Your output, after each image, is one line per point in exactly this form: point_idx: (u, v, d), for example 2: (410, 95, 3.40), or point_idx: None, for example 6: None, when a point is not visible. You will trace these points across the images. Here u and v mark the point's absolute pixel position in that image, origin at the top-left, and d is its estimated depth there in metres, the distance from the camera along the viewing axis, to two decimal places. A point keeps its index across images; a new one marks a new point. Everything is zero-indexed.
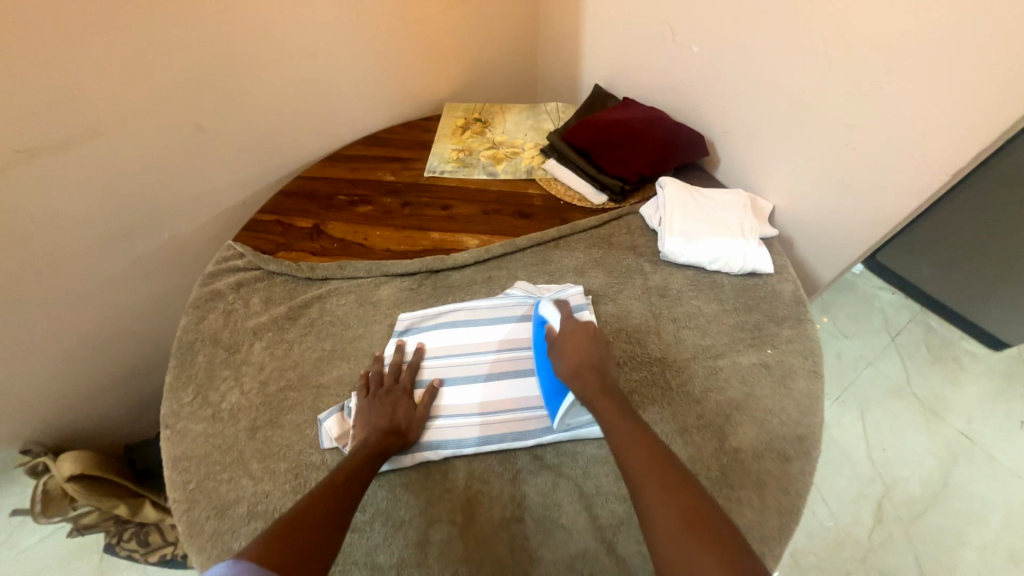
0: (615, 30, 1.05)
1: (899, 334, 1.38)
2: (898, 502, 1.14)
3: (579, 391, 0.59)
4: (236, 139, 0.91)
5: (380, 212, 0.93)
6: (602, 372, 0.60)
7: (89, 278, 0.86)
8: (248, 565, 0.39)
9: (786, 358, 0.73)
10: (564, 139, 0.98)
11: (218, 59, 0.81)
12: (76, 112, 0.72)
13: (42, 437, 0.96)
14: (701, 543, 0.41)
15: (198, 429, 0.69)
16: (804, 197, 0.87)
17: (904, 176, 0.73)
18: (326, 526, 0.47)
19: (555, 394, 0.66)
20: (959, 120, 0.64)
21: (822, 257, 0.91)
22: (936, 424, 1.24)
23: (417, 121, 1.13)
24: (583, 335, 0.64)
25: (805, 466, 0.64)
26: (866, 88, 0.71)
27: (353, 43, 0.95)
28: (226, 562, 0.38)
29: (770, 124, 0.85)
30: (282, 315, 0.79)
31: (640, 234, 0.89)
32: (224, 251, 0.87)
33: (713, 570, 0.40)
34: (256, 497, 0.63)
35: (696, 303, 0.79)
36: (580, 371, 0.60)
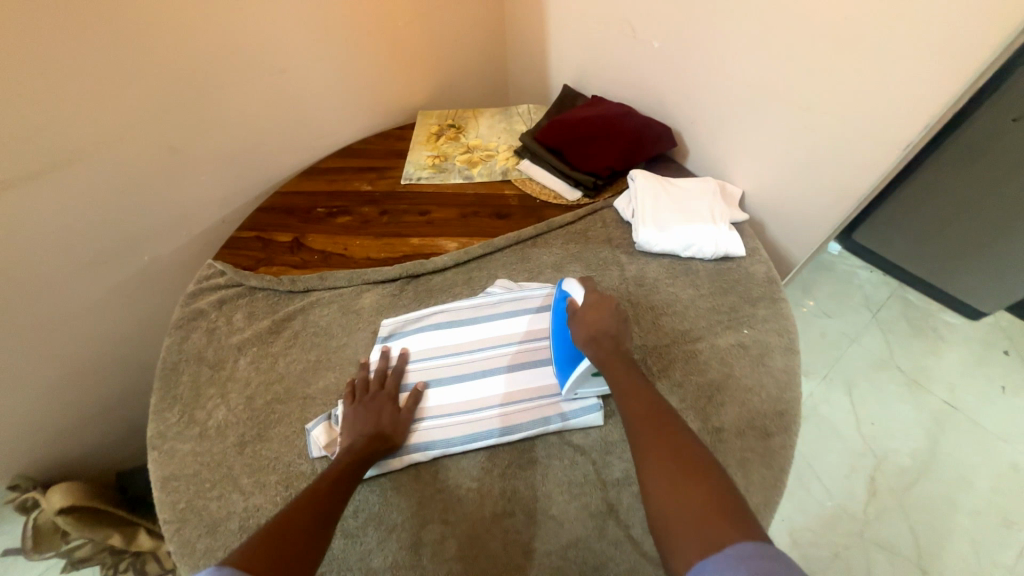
0: (580, 31, 1.07)
1: (879, 310, 1.41)
2: (890, 474, 1.16)
3: (597, 359, 0.60)
4: (210, 159, 0.91)
5: (358, 221, 0.94)
6: (619, 343, 0.61)
7: (68, 306, 0.85)
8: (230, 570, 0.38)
9: (763, 337, 0.75)
10: (536, 139, 1.00)
11: (188, 81, 0.82)
12: (46, 141, 0.72)
13: (29, 472, 0.95)
14: (687, 490, 0.43)
15: (186, 448, 0.68)
16: (771, 181, 0.89)
17: (863, 154, 0.75)
18: (310, 532, 0.47)
19: (566, 364, 0.68)
20: (908, 98, 0.67)
21: (793, 238, 0.94)
22: (920, 395, 1.27)
23: (391, 130, 1.15)
24: (605, 307, 0.64)
25: (787, 440, 0.66)
26: (820, 72, 0.73)
27: (322, 58, 0.96)
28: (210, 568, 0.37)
29: (734, 112, 0.88)
30: (265, 329, 0.79)
31: (615, 226, 0.91)
32: (205, 270, 0.87)
33: (695, 510, 0.41)
34: (248, 511, 0.63)
35: (673, 290, 0.81)
36: (596, 339, 0.61)
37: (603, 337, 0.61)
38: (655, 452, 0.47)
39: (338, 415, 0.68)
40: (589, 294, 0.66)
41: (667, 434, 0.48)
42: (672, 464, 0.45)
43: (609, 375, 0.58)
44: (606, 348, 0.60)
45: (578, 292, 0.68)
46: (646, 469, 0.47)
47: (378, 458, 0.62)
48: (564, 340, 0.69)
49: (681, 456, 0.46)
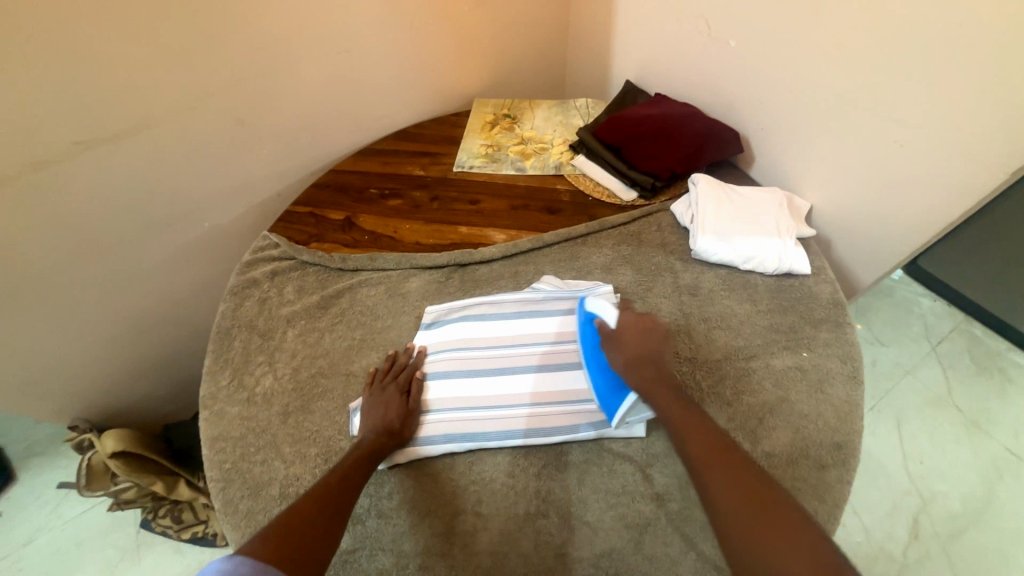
0: (649, 25, 1.03)
1: (940, 343, 1.31)
2: (936, 518, 1.09)
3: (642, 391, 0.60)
4: (271, 134, 0.94)
5: (409, 205, 0.95)
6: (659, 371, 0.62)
7: (134, 265, 0.90)
8: (244, 561, 0.43)
9: (823, 362, 0.71)
10: (594, 135, 0.97)
11: (258, 55, 0.84)
12: (128, 106, 0.76)
13: (87, 415, 1.01)
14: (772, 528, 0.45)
15: (234, 411, 0.71)
16: (843, 198, 0.84)
17: (956, 175, 0.69)
18: (321, 533, 0.49)
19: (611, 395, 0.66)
20: (1018, 116, 0.61)
21: (862, 259, 0.87)
22: (978, 438, 1.18)
23: (446, 116, 1.14)
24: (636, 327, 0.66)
25: (843, 475, 0.62)
26: (916, 82, 0.68)
27: (386, 38, 0.96)
28: (223, 558, 0.42)
29: (809, 122, 0.82)
30: (314, 303, 0.81)
31: (670, 231, 0.88)
32: (261, 241, 0.90)
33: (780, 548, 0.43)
34: (288, 479, 0.65)
35: (728, 303, 0.77)
36: (637, 367, 0.62)
37: (646, 363, 0.62)
38: (724, 480, 0.49)
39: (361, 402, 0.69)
40: (624, 315, 0.67)
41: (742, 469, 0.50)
42: (745, 502, 0.47)
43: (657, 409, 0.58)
44: (649, 375, 0.61)
45: (608, 312, 0.68)
46: (717, 505, 0.48)
47: (386, 454, 0.62)
48: (603, 368, 0.68)
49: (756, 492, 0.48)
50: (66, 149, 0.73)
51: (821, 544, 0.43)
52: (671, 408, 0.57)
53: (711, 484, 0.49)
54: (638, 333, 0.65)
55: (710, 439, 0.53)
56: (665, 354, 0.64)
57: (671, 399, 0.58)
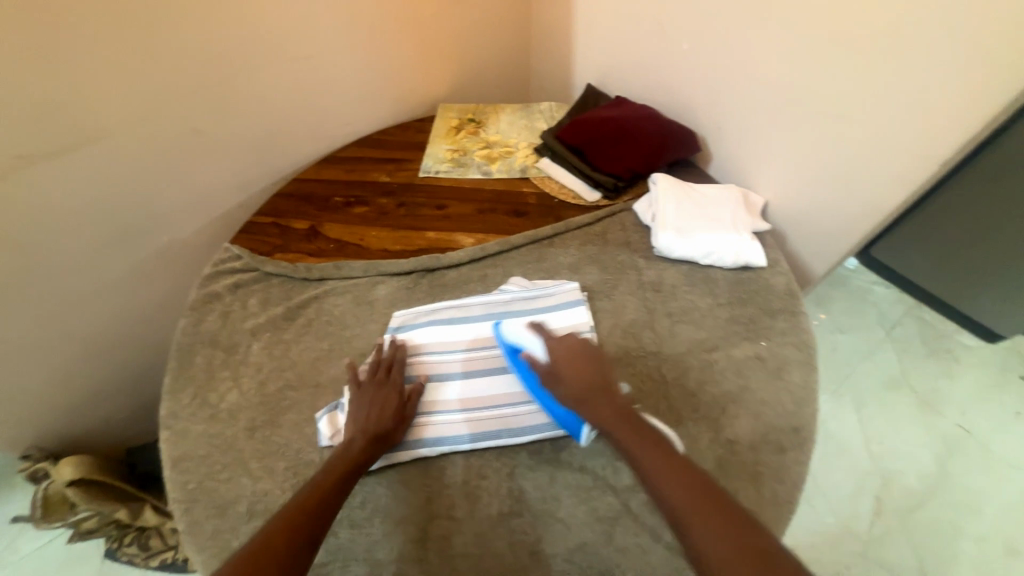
0: (607, 30, 1.06)
1: (894, 328, 1.39)
2: (896, 494, 1.14)
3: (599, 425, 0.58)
4: (231, 144, 0.91)
5: (375, 212, 0.94)
6: (613, 400, 0.59)
7: (88, 283, 0.86)
8: None
9: (780, 350, 0.74)
10: (557, 138, 0.99)
11: (215, 64, 0.82)
12: (76, 116, 0.73)
13: (42, 443, 0.96)
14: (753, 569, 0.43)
15: (197, 429, 0.69)
16: (794, 193, 0.88)
17: (895, 168, 0.73)
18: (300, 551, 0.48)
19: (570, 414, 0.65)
20: (947, 111, 0.65)
21: (814, 250, 0.92)
22: (931, 416, 1.25)
23: (411, 122, 1.14)
24: (582, 355, 0.63)
25: (801, 457, 0.65)
26: (854, 82, 0.72)
27: (347, 45, 0.96)
28: None
29: (760, 120, 0.86)
30: (280, 315, 0.80)
31: (634, 230, 0.90)
32: (222, 253, 0.87)
33: None
34: (256, 495, 0.63)
35: (690, 298, 0.80)
36: (590, 400, 0.59)
37: (597, 397, 0.59)
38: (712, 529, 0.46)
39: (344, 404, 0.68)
40: (551, 342, 0.65)
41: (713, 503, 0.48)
42: (740, 557, 0.44)
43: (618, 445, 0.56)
44: (605, 407, 0.58)
45: (532, 341, 0.67)
46: (712, 563, 0.45)
47: (377, 457, 0.62)
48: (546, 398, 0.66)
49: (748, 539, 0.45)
50: (10, 164, 0.70)
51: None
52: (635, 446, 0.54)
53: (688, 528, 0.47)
54: (580, 364, 0.62)
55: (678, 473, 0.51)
56: (614, 381, 0.62)
57: (631, 436, 0.55)
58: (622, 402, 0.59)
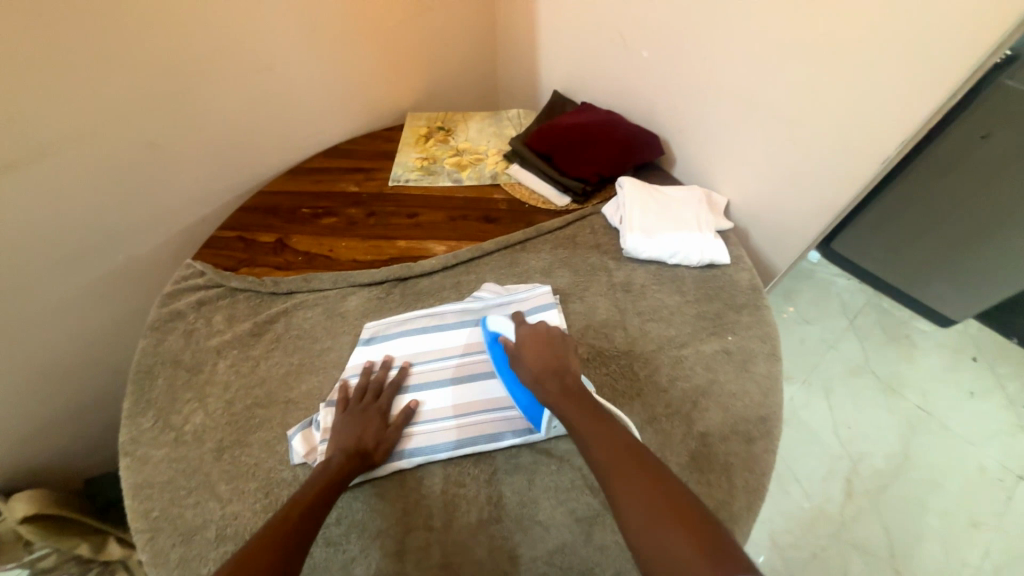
0: (570, 37, 1.08)
1: (856, 317, 1.45)
2: (865, 476, 1.19)
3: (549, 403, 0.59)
4: (189, 157, 0.89)
5: (344, 222, 0.93)
6: (564, 381, 0.60)
7: (39, 306, 0.82)
8: None
9: (746, 343, 0.76)
10: (525, 144, 1.00)
11: (167, 76, 0.79)
12: (18, 133, 0.69)
13: None
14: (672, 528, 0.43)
15: (160, 454, 0.66)
16: (753, 192, 0.91)
17: (843, 166, 0.77)
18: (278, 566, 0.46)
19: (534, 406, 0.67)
20: (886, 113, 0.69)
21: (774, 246, 0.95)
22: (893, 399, 1.31)
23: (379, 131, 1.14)
24: (539, 341, 0.65)
25: (769, 445, 0.67)
26: (801, 86, 0.75)
27: (309, 55, 0.94)
28: None
29: (718, 123, 0.89)
30: (247, 331, 0.77)
31: (603, 232, 0.92)
32: (184, 270, 0.85)
33: (681, 549, 0.42)
34: (225, 519, 0.61)
35: (659, 296, 0.82)
36: (545, 380, 0.60)
37: (551, 378, 0.60)
38: (635, 491, 0.47)
39: (319, 421, 0.67)
40: (521, 329, 0.67)
41: (641, 469, 0.49)
42: (656, 514, 0.45)
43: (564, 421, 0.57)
44: (555, 386, 0.59)
45: (507, 327, 0.70)
46: (630, 522, 0.45)
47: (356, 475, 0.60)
48: (515, 384, 0.68)
49: (672, 499, 0.46)
50: None
51: (721, 535, 0.43)
52: (581, 420, 0.55)
53: (616, 492, 0.48)
54: (538, 349, 0.64)
55: (614, 443, 0.52)
56: (573, 365, 0.63)
57: (579, 410, 0.56)
58: (574, 382, 0.60)
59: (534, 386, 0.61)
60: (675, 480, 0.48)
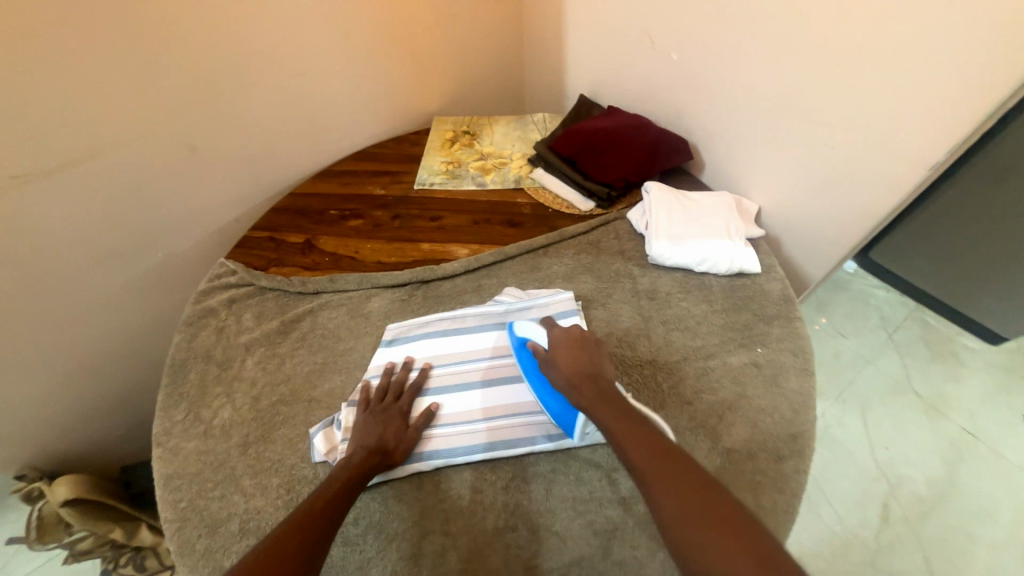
0: (598, 41, 1.07)
1: (896, 331, 1.38)
2: (904, 500, 1.12)
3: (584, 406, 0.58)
4: (225, 160, 0.92)
5: (370, 225, 0.94)
6: (598, 385, 0.60)
7: (84, 299, 0.86)
8: None
9: (776, 356, 0.73)
10: (550, 149, 1.00)
11: (208, 82, 0.83)
12: (71, 136, 0.73)
13: (37, 462, 0.95)
14: (718, 533, 0.42)
15: (189, 446, 0.68)
16: (787, 199, 0.88)
17: (885, 172, 0.73)
18: (300, 556, 0.47)
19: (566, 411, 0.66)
20: (931, 116, 0.65)
21: (809, 255, 0.92)
22: (937, 420, 1.23)
23: (407, 135, 1.15)
24: (574, 344, 0.64)
25: (800, 465, 0.64)
26: (839, 89, 0.72)
27: (339, 60, 0.96)
28: None
29: (751, 128, 0.87)
30: (274, 329, 0.79)
31: (628, 238, 0.90)
32: (217, 268, 0.88)
33: (728, 552, 0.41)
34: (248, 514, 0.62)
35: (685, 305, 0.80)
36: (579, 383, 0.60)
37: (585, 382, 0.60)
38: (674, 493, 0.46)
39: (341, 420, 0.67)
40: (554, 332, 0.67)
41: (683, 472, 0.48)
42: (700, 517, 0.44)
43: (599, 424, 0.56)
44: (591, 390, 0.59)
45: (536, 333, 0.69)
46: (672, 525, 0.44)
47: (376, 472, 0.61)
48: (548, 392, 0.67)
49: (714, 505, 0.45)
50: (4, 184, 0.70)
51: (769, 541, 0.42)
52: (616, 423, 0.55)
53: (657, 495, 0.47)
54: (573, 352, 0.64)
55: (653, 446, 0.51)
56: (603, 367, 0.63)
57: (613, 413, 0.56)
58: (607, 385, 0.60)
59: (567, 390, 0.61)
60: (715, 482, 0.47)
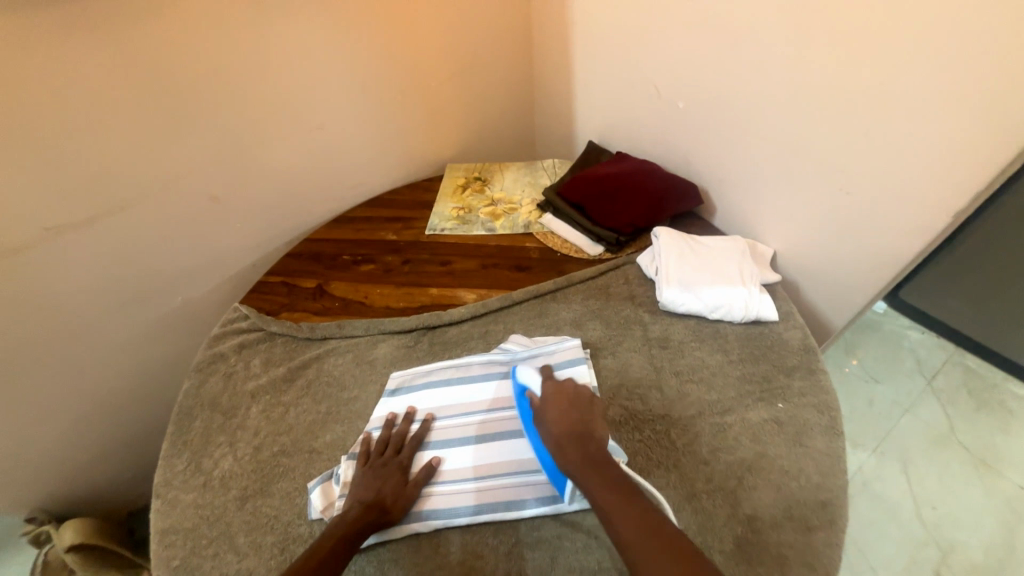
0: (605, 90, 1.10)
1: (935, 377, 1.29)
2: (959, 570, 1.01)
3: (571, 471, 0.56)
4: (246, 209, 0.96)
5: (381, 270, 0.96)
6: (586, 447, 0.57)
7: (103, 343, 0.89)
8: None
9: (799, 412, 0.69)
10: (559, 194, 1.00)
11: (235, 138, 0.88)
12: (104, 190, 0.78)
13: (47, 505, 0.94)
14: None
15: (188, 499, 0.67)
16: (803, 244, 0.86)
17: (906, 217, 0.71)
18: None
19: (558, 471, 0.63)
20: (949, 162, 0.64)
21: (830, 301, 0.88)
22: (989, 478, 1.12)
23: (420, 182, 1.19)
24: (564, 400, 0.63)
25: (831, 537, 0.58)
26: (852, 134, 0.71)
27: (357, 114, 1.02)
28: None
29: (762, 172, 0.86)
30: (281, 376, 0.79)
31: (638, 283, 0.88)
32: (231, 313, 0.89)
33: None
34: (239, 575, 0.60)
35: (699, 355, 0.76)
36: (568, 445, 0.58)
37: (573, 440, 0.58)
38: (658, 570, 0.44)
39: (340, 474, 0.65)
40: (546, 384, 0.66)
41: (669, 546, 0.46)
42: None
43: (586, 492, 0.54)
44: (578, 453, 0.57)
45: (534, 381, 0.68)
46: None
47: (372, 531, 0.58)
48: (541, 445, 0.65)
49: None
50: (38, 235, 0.74)
51: None
52: (603, 493, 0.52)
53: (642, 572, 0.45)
54: (566, 409, 0.62)
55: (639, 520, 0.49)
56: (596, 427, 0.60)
57: (602, 482, 0.53)
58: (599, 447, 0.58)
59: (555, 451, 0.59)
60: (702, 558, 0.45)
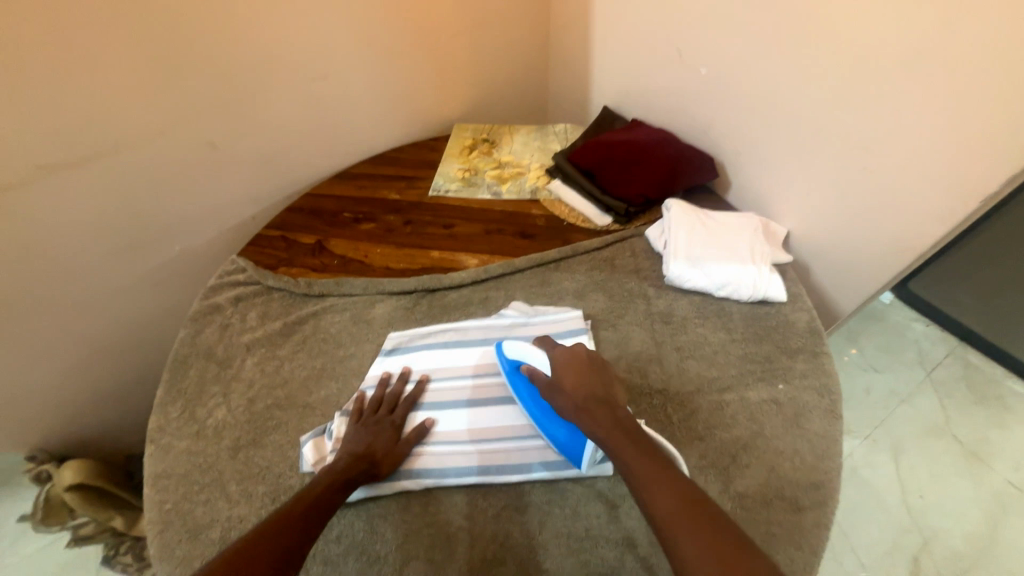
0: (625, 51, 1.04)
1: (935, 369, 1.27)
2: (939, 557, 1.03)
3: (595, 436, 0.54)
4: (244, 158, 0.93)
5: (382, 229, 0.93)
6: (613, 412, 0.55)
7: (98, 289, 0.87)
8: None
9: (799, 395, 0.68)
10: (569, 160, 0.97)
11: (232, 82, 0.84)
12: (96, 129, 0.75)
13: (47, 445, 0.96)
14: None
15: (181, 445, 0.67)
16: (818, 225, 0.83)
17: (932, 201, 0.67)
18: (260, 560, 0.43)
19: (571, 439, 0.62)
20: (985, 143, 0.60)
21: (839, 286, 0.85)
22: (979, 470, 1.13)
23: (425, 141, 1.14)
24: (583, 364, 0.61)
25: (822, 518, 0.58)
26: (883, 109, 0.67)
27: (361, 63, 0.96)
28: None
29: (783, 147, 0.82)
30: (276, 330, 0.78)
31: (644, 256, 0.86)
32: (228, 265, 0.87)
33: None
34: (230, 522, 0.60)
35: (701, 332, 0.75)
36: (587, 406, 0.56)
37: (595, 403, 0.56)
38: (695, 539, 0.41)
39: (332, 429, 0.65)
40: (555, 353, 0.64)
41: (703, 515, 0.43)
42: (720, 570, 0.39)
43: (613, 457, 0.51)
44: (602, 419, 0.54)
45: (535, 356, 0.65)
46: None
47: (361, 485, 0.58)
48: (546, 418, 0.64)
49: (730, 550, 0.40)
50: (29, 172, 0.71)
51: None
52: (633, 460, 0.49)
53: (678, 542, 0.42)
54: (585, 372, 0.60)
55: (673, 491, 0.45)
56: (618, 398, 0.58)
57: (631, 448, 0.51)
58: (624, 415, 0.55)
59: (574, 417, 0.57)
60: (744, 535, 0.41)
